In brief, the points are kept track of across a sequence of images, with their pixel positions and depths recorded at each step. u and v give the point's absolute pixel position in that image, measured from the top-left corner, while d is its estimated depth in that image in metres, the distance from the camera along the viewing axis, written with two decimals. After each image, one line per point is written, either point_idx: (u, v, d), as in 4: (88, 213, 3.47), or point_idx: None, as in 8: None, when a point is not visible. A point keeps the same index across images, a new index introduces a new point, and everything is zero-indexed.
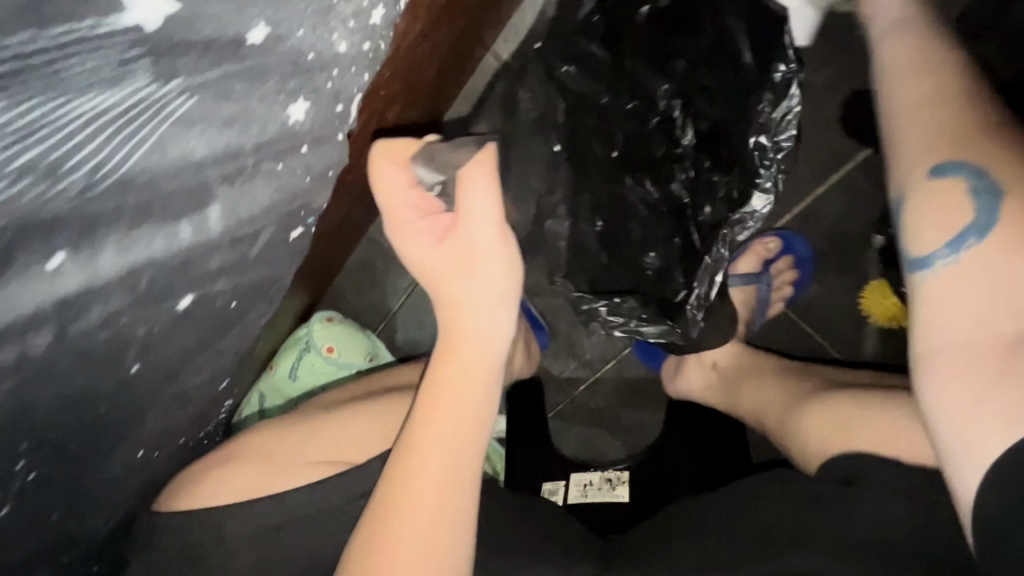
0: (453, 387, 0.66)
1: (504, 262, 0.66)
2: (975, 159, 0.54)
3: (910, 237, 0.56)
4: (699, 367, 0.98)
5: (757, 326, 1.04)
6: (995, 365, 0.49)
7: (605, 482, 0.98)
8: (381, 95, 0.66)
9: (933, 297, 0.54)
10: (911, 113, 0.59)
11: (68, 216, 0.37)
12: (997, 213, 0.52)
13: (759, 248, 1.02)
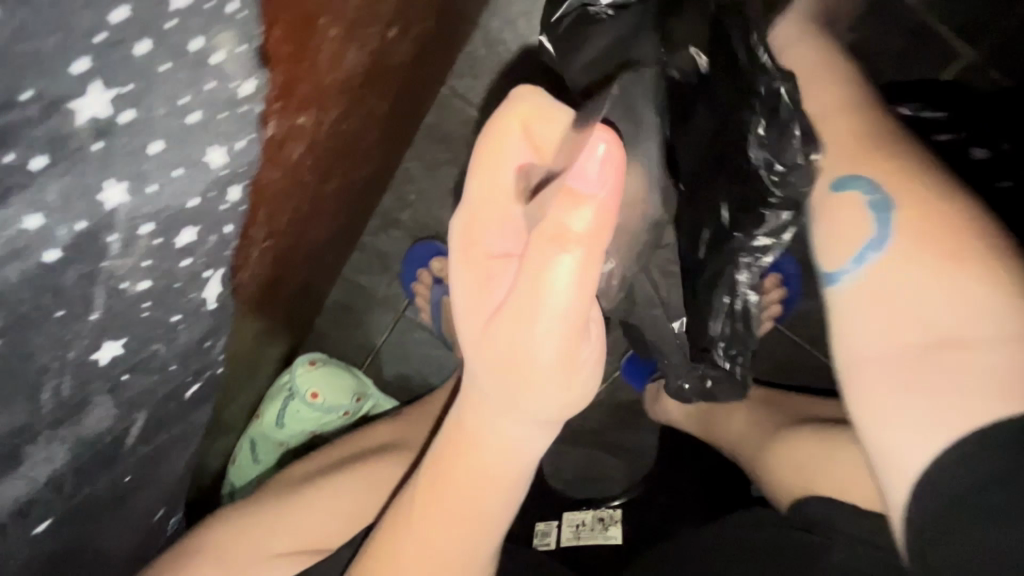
0: (462, 487, 0.54)
1: (567, 341, 0.43)
2: (876, 166, 0.46)
3: (822, 253, 0.48)
4: (677, 397, 0.96)
5: (745, 348, 1.01)
6: (907, 378, 0.40)
7: (596, 521, 0.94)
8: (309, 174, 0.54)
9: (845, 312, 0.45)
10: (824, 116, 0.51)
11: None
12: (892, 220, 0.44)
13: None
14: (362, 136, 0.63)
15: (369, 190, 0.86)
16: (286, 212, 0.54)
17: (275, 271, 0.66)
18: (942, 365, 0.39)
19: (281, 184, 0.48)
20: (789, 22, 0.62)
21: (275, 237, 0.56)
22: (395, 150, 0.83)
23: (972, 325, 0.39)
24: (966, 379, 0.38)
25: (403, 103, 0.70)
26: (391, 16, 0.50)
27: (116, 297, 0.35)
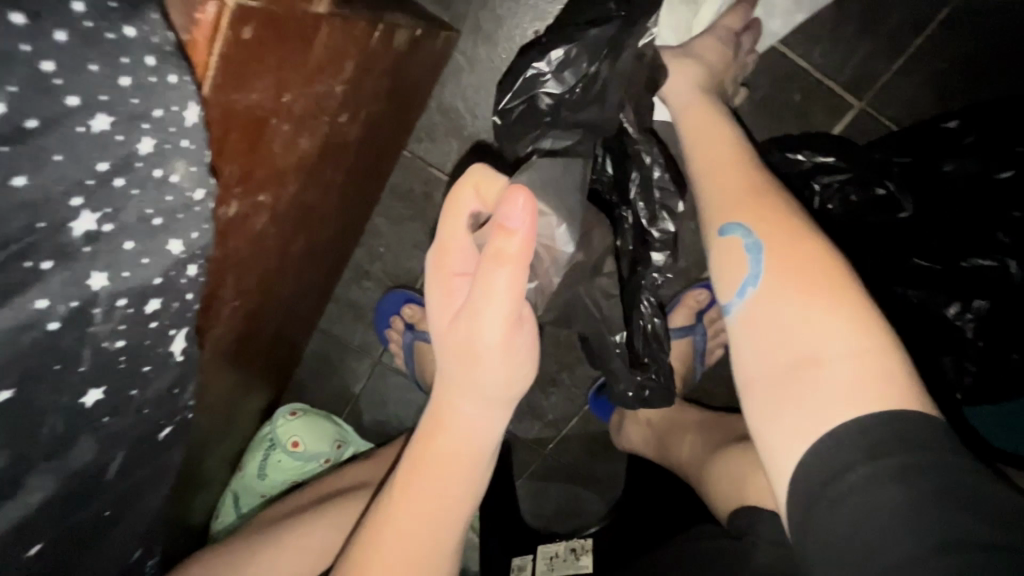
0: (433, 480, 0.58)
1: (508, 350, 0.52)
2: (750, 215, 0.56)
3: (718, 290, 0.56)
4: (634, 425, 1.02)
5: (698, 375, 1.07)
6: (780, 391, 0.47)
7: (569, 551, 0.97)
8: (271, 242, 0.62)
9: (736, 339, 0.53)
10: (712, 177, 0.62)
11: None
12: (762, 260, 0.53)
13: (691, 301, 1.04)
14: (322, 204, 0.71)
15: (338, 247, 0.94)
16: (252, 275, 0.62)
17: (249, 325, 0.73)
18: (806, 376, 0.46)
19: (243, 251, 0.55)
20: (684, 99, 0.73)
21: (242, 298, 0.63)
22: (358, 211, 0.91)
23: (826, 343, 0.46)
24: (823, 389, 0.45)
25: (360, 172, 0.79)
26: (337, 107, 0.59)
27: (103, 360, 0.42)
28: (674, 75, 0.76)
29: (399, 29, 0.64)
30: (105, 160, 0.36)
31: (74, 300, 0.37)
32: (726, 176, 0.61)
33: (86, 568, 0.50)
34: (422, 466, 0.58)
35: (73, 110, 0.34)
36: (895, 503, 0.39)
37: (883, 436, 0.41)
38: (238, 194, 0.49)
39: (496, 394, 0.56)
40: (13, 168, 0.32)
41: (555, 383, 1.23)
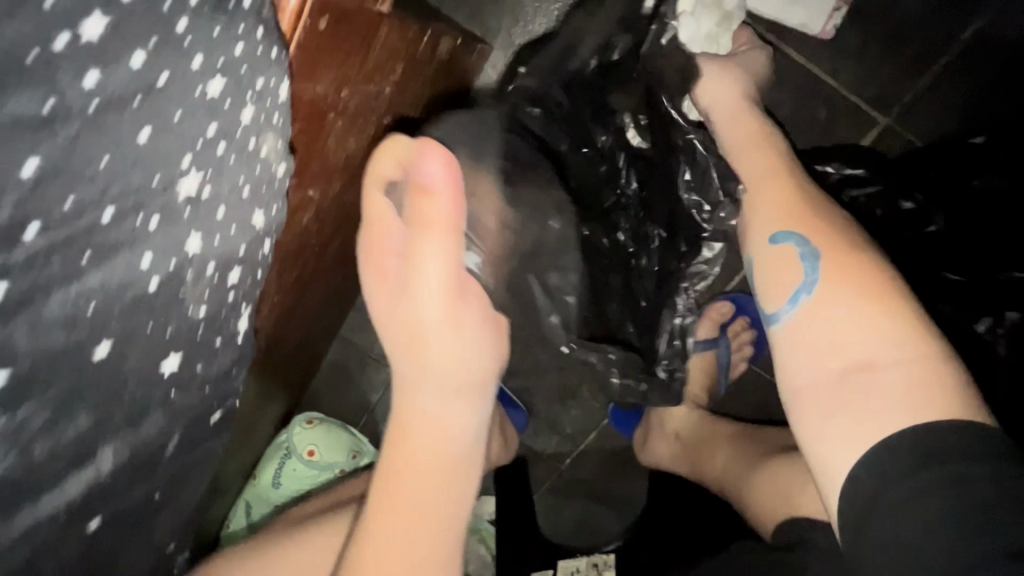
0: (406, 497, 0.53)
1: (453, 323, 0.55)
2: (801, 228, 0.62)
3: (767, 298, 0.62)
4: (664, 439, 0.99)
5: (722, 390, 1.05)
6: (831, 399, 0.54)
7: (590, 566, 0.97)
8: (313, 239, 0.63)
9: (787, 346, 0.58)
10: (759, 189, 0.67)
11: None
12: (818, 269, 0.59)
13: (714, 314, 1.04)
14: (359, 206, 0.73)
15: None
16: (293, 272, 0.63)
17: (281, 324, 0.73)
18: (856, 385, 0.53)
19: (291, 245, 0.57)
20: (725, 106, 0.73)
21: (281, 295, 0.64)
22: None
23: (883, 351, 0.53)
24: (879, 395, 0.51)
25: None
26: (384, 108, 0.61)
27: (185, 327, 0.41)
28: (715, 90, 0.74)
29: (441, 37, 0.67)
30: (214, 124, 0.38)
31: (177, 258, 0.38)
32: (773, 190, 0.66)
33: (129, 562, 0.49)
34: (393, 486, 0.54)
35: (195, 72, 0.36)
36: (947, 511, 0.44)
37: (937, 442, 0.47)
38: (292, 183, 0.51)
39: (451, 381, 0.56)
40: (141, 119, 0.33)
41: (575, 396, 1.22)
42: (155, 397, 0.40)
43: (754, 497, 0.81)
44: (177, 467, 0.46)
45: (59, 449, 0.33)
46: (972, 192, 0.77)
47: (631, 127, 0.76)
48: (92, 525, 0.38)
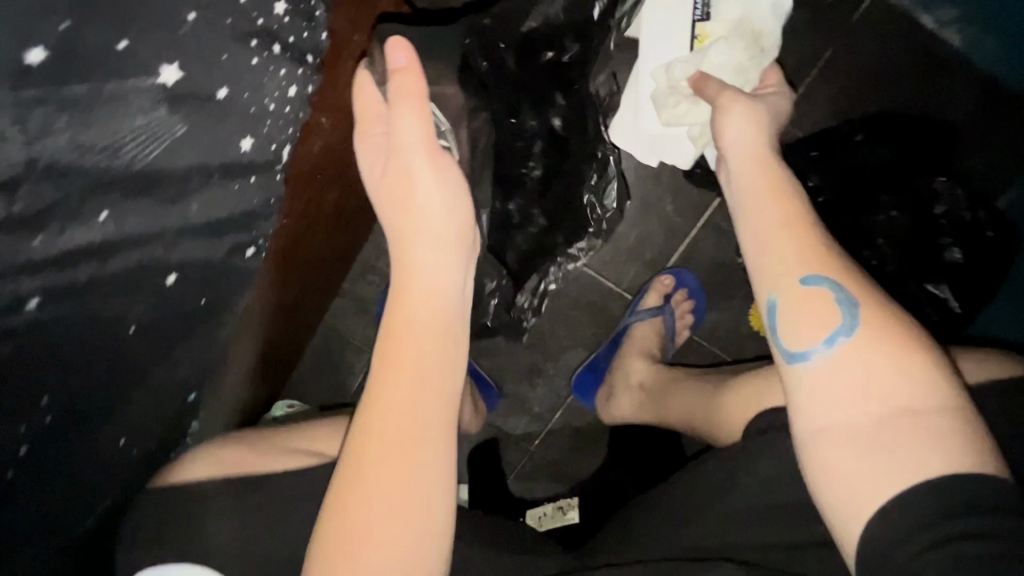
0: (389, 431, 0.50)
1: (445, 191, 0.55)
2: (837, 267, 0.51)
3: (786, 332, 0.51)
4: (628, 392, 1.12)
5: (671, 353, 1.20)
6: (869, 448, 0.45)
7: (555, 509, 1.04)
8: (314, 175, 0.74)
9: (817, 391, 0.48)
10: (776, 226, 0.53)
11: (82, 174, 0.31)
12: (859, 315, 0.49)
13: (659, 286, 1.18)
14: (352, 163, 0.85)
15: (356, 228, 1.06)
16: (298, 199, 0.74)
17: (285, 265, 0.82)
18: (900, 432, 0.45)
19: (298, 166, 0.67)
20: (746, 149, 0.59)
21: (286, 222, 0.73)
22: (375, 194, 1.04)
23: (920, 400, 0.46)
24: (921, 450, 0.44)
25: None
26: None
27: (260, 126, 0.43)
28: (725, 114, 0.61)
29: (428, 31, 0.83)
30: None
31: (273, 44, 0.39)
32: (806, 221, 0.53)
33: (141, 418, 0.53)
34: (392, 367, 0.52)
35: None
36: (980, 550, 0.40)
37: (972, 497, 0.42)
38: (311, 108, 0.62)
39: (432, 272, 0.55)
40: None
41: (541, 374, 1.31)
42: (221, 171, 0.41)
43: (714, 417, 0.92)
44: (214, 275, 0.50)
45: (174, 172, 0.37)
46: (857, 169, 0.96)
47: (558, 115, 0.83)
48: (168, 279, 0.43)
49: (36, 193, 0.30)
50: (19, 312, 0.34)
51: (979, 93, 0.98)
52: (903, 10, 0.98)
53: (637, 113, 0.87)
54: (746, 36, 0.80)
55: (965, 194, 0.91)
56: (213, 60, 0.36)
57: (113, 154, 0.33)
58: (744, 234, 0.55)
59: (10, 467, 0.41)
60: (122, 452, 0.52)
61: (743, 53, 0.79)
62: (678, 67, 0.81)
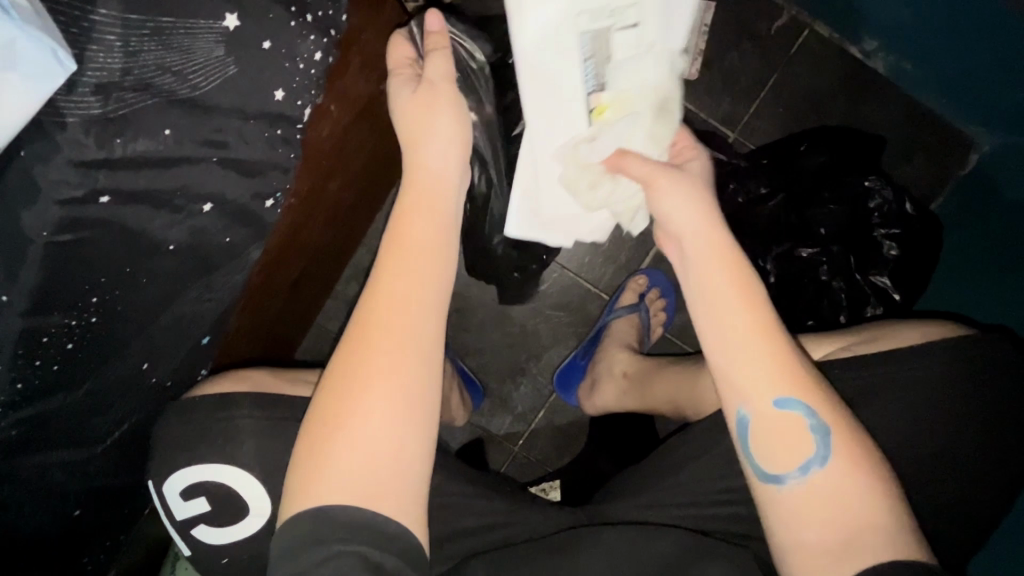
0: (372, 363, 0.53)
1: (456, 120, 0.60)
2: (807, 389, 0.54)
3: (760, 446, 0.55)
4: (613, 381, 1.19)
5: (647, 345, 1.27)
6: (837, 554, 0.50)
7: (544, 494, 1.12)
8: (322, 161, 0.82)
9: (790, 506, 0.53)
10: (746, 347, 0.55)
11: (147, 90, 0.42)
12: (830, 442, 0.54)
13: (634, 286, 1.26)
14: (354, 157, 0.93)
15: (352, 229, 1.13)
16: (308, 180, 0.80)
17: (288, 245, 0.87)
18: (864, 540, 0.50)
19: (309, 147, 0.75)
20: (704, 238, 0.59)
21: (297, 200, 0.80)
22: (371, 195, 1.12)
23: (875, 513, 0.51)
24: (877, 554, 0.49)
25: (380, 153, 1.02)
26: (382, 75, 0.86)
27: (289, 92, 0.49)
28: (682, 207, 0.60)
29: None
30: None
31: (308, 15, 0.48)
32: (777, 342, 0.55)
33: (159, 350, 0.57)
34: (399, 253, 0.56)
35: None
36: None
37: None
38: (324, 90, 0.71)
39: (434, 212, 0.58)
40: None
41: (523, 372, 1.31)
42: (257, 120, 0.48)
43: (701, 391, 1.00)
44: (247, 220, 0.54)
45: (217, 108, 0.45)
46: (813, 168, 1.06)
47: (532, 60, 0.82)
48: (204, 208, 0.49)
49: (125, 97, 0.41)
50: (92, 203, 0.42)
51: (901, 111, 1.12)
52: (833, 43, 1.13)
53: (549, 198, 0.81)
54: (650, 107, 0.75)
55: (893, 191, 1.02)
56: (262, 20, 0.45)
57: (182, 78, 0.43)
58: (712, 347, 0.56)
59: (56, 357, 0.47)
60: (143, 377, 0.57)
61: (653, 126, 0.75)
62: (587, 150, 0.74)
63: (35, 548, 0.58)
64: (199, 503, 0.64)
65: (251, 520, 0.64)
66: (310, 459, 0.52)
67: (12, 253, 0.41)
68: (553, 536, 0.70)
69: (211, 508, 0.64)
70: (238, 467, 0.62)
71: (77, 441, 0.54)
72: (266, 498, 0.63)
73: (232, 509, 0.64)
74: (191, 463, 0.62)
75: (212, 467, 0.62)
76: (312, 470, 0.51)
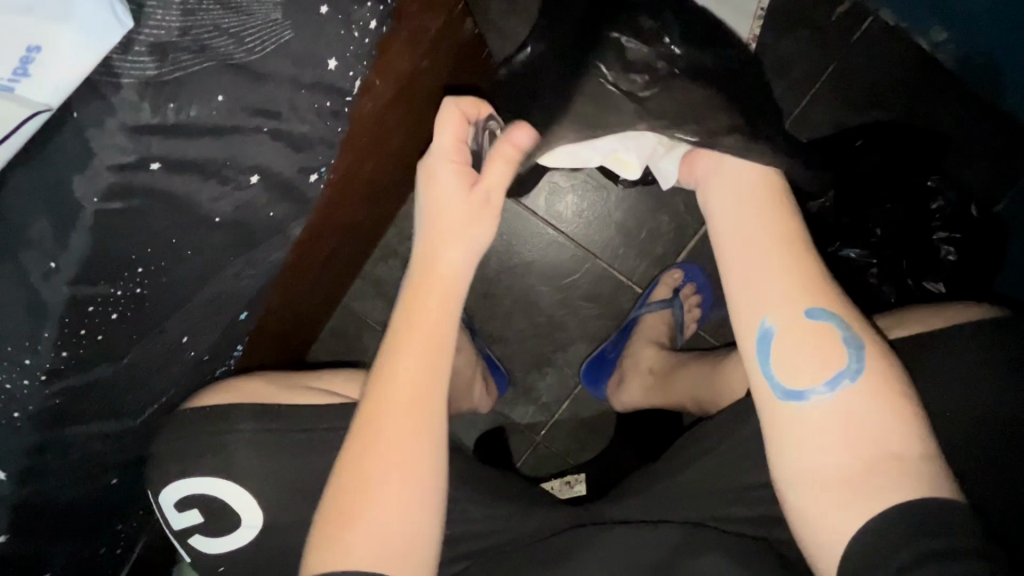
0: (383, 455, 0.52)
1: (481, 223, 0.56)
2: (839, 303, 0.49)
3: (784, 367, 0.48)
4: (639, 377, 1.17)
5: (679, 340, 1.23)
6: (866, 483, 0.44)
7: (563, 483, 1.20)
8: (362, 136, 0.79)
9: (811, 428, 0.46)
10: (773, 254, 0.51)
11: (202, 52, 0.40)
12: (864, 356, 0.47)
13: (669, 280, 1.21)
14: (393, 133, 0.90)
15: (384, 209, 1.11)
16: (346, 156, 0.78)
17: (321, 224, 0.85)
18: (892, 473, 0.44)
19: (350, 123, 0.73)
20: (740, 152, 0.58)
21: (335, 176, 0.78)
22: (405, 176, 1.09)
23: (909, 445, 0.45)
24: (909, 485, 0.43)
25: (419, 131, 1.00)
26: (426, 48, 0.83)
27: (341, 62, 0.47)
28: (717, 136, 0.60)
29: (466, 20, 0.91)
30: None
31: None
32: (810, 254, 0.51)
33: (197, 323, 0.56)
34: (408, 345, 0.54)
35: None
36: None
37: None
38: (370, 63, 0.69)
39: (444, 299, 0.55)
40: None
41: (550, 362, 1.29)
42: (310, 92, 0.46)
43: (721, 388, 0.96)
44: (291, 195, 0.52)
45: (273, 76, 0.43)
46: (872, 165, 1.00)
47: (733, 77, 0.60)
48: (251, 180, 0.47)
49: (181, 59, 0.39)
50: (143, 169, 0.40)
51: (968, 109, 1.05)
52: (897, 33, 1.06)
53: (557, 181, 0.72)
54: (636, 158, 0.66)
55: (956, 193, 0.97)
56: None
57: (238, 41, 0.41)
58: (737, 255, 0.52)
59: (100, 327, 0.46)
60: (182, 349, 0.57)
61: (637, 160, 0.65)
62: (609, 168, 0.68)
63: (71, 520, 0.58)
64: (194, 515, 0.64)
65: (244, 531, 0.63)
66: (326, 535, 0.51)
67: (61, 217, 0.40)
68: (580, 534, 0.68)
69: (206, 519, 0.64)
70: (224, 481, 0.63)
71: (111, 413, 0.53)
72: (256, 508, 0.63)
73: (227, 508, 0.63)
74: (189, 473, 0.62)
75: (196, 481, 0.62)
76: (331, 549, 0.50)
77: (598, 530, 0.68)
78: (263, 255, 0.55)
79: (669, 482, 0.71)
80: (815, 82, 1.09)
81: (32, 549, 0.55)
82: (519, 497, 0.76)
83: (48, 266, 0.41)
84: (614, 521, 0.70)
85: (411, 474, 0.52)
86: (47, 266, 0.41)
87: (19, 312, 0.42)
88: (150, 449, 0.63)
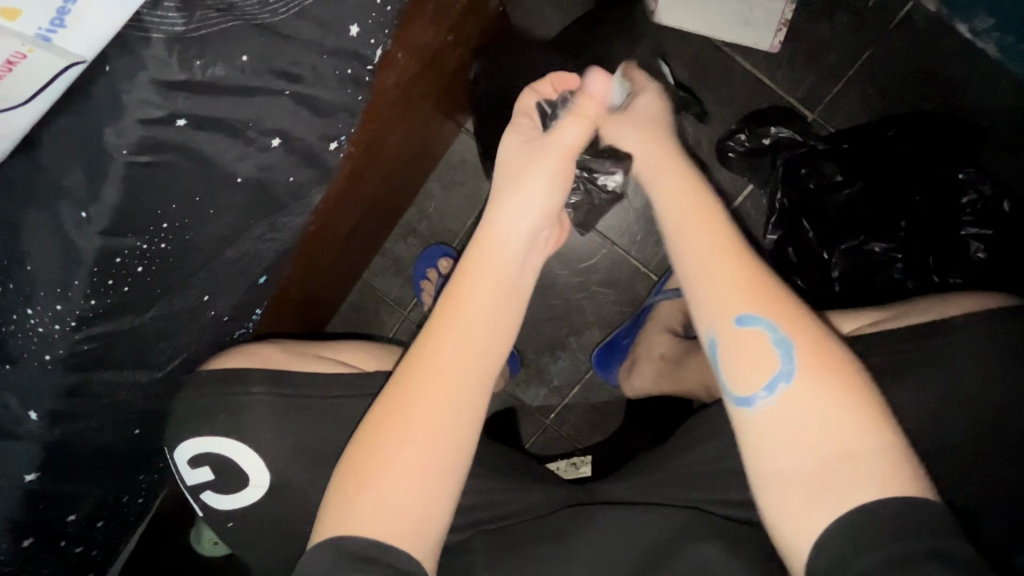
0: (400, 435, 0.50)
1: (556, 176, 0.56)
2: (771, 305, 0.49)
3: (730, 375, 0.49)
4: (652, 363, 1.16)
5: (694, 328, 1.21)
6: (821, 485, 0.44)
7: (571, 464, 1.22)
8: (383, 111, 0.79)
9: (761, 433, 0.47)
10: (704, 259, 0.52)
11: (227, 10, 0.41)
12: (796, 357, 0.47)
13: None
14: (416, 109, 0.90)
15: (404, 186, 1.11)
16: (367, 130, 0.78)
17: (342, 197, 0.86)
18: (845, 473, 0.44)
19: (372, 100, 0.73)
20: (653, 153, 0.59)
21: (355, 153, 0.79)
22: (426, 153, 1.10)
23: (856, 442, 0.45)
24: (863, 484, 0.43)
25: (440, 108, 0.99)
26: (451, 23, 0.83)
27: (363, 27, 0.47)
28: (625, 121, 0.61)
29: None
30: None
31: None
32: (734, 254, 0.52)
33: (218, 284, 0.58)
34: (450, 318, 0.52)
35: None
36: None
37: None
38: (393, 38, 0.70)
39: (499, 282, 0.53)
40: None
41: (563, 346, 1.30)
42: (330, 56, 0.47)
43: None
44: (309, 161, 0.53)
45: (295, 38, 0.44)
46: (904, 155, 0.97)
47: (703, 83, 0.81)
48: (272, 143, 0.48)
49: (208, 16, 0.40)
50: (170, 125, 0.42)
51: (1008, 101, 1.01)
52: (938, 20, 1.02)
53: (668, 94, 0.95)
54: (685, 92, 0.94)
55: (991, 186, 0.93)
56: None
57: (262, 2, 0.42)
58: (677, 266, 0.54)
59: (127, 278, 0.48)
60: (203, 308, 0.59)
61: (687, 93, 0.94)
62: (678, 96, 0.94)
63: (99, 464, 0.61)
64: (206, 472, 0.66)
65: (252, 490, 0.66)
66: (341, 496, 0.50)
67: (95, 169, 0.42)
68: (581, 509, 0.69)
69: (217, 477, 0.66)
70: (232, 441, 0.65)
71: (136, 363, 0.56)
72: (264, 470, 0.65)
73: (238, 468, 0.66)
74: (200, 432, 0.64)
75: (211, 438, 0.65)
76: (343, 507, 0.49)
77: (599, 505, 0.69)
78: (281, 221, 0.57)
79: (677, 463, 0.71)
80: (848, 69, 1.06)
81: (63, 489, 0.58)
82: (522, 472, 0.77)
83: (80, 216, 0.43)
84: (615, 500, 0.71)
85: (428, 456, 0.50)
86: (80, 216, 0.43)
87: (56, 256, 0.44)
88: (172, 402, 0.66)
